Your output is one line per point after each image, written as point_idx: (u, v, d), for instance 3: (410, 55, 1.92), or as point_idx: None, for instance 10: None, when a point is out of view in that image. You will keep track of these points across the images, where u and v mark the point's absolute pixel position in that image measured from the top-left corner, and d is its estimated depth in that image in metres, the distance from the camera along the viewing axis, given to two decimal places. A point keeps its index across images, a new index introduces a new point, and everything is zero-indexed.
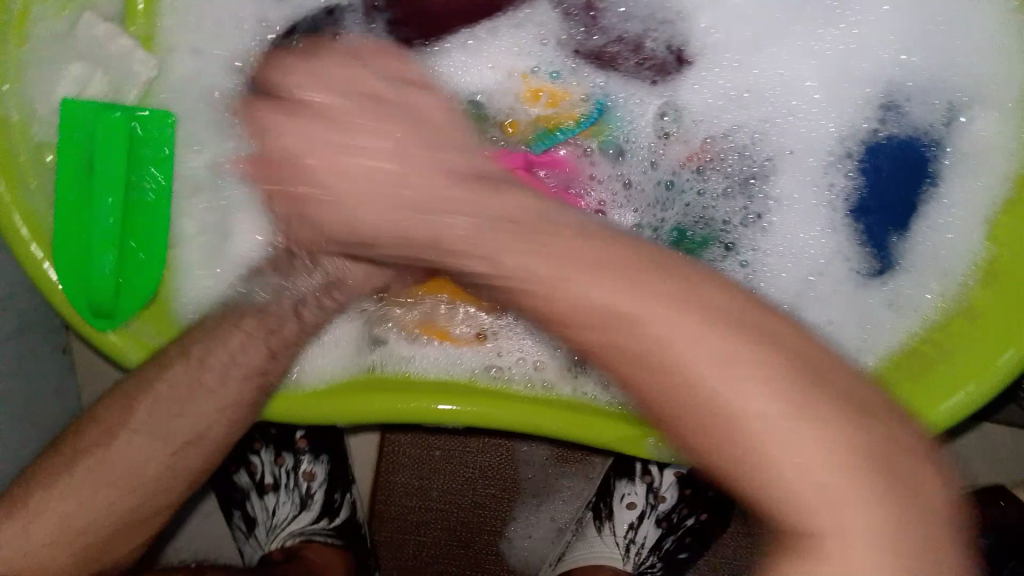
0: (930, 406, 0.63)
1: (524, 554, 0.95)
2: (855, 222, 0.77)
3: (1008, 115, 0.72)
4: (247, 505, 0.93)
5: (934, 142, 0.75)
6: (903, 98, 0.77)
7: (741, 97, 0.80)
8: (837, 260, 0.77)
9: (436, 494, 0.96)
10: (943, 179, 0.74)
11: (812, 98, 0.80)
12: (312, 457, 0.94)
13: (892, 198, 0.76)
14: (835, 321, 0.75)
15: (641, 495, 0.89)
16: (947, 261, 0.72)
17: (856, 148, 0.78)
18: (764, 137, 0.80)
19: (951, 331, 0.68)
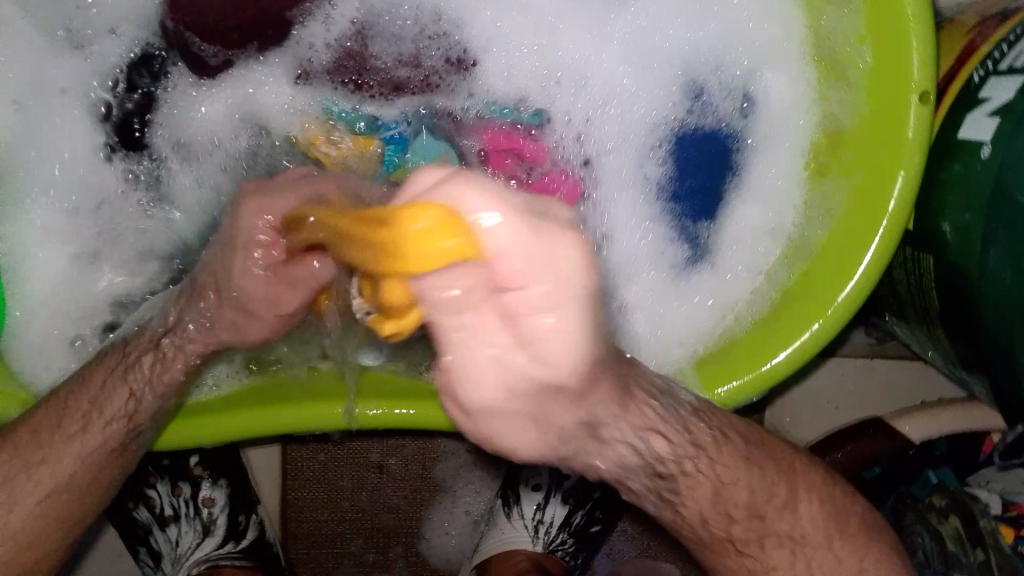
0: (754, 364, 0.65)
1: (443, 550, 0.98)
2: (675, 212, 0.76)
3: (795, 78, 0.71)
4: (150, 540, 0.88)
5: (731, 133, 0.75)
6: (703, 88, 0.76)
7: (553, 79, 0.78)
8: (664, 245, 0.75)
9: (347, 504, 0.95)
10: (743, 161, 0.74)
11: (622, 85, 0.77)
12: (211, 482, 0.88)
13: (696, 180, 0.75)
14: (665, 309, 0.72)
15: (545, 475, 0.91)
16: (761, 224, 0.71)
17: (667, 131, 0.77)
18: (593, 123, 0.78)
19: (777, 307, 0.67)
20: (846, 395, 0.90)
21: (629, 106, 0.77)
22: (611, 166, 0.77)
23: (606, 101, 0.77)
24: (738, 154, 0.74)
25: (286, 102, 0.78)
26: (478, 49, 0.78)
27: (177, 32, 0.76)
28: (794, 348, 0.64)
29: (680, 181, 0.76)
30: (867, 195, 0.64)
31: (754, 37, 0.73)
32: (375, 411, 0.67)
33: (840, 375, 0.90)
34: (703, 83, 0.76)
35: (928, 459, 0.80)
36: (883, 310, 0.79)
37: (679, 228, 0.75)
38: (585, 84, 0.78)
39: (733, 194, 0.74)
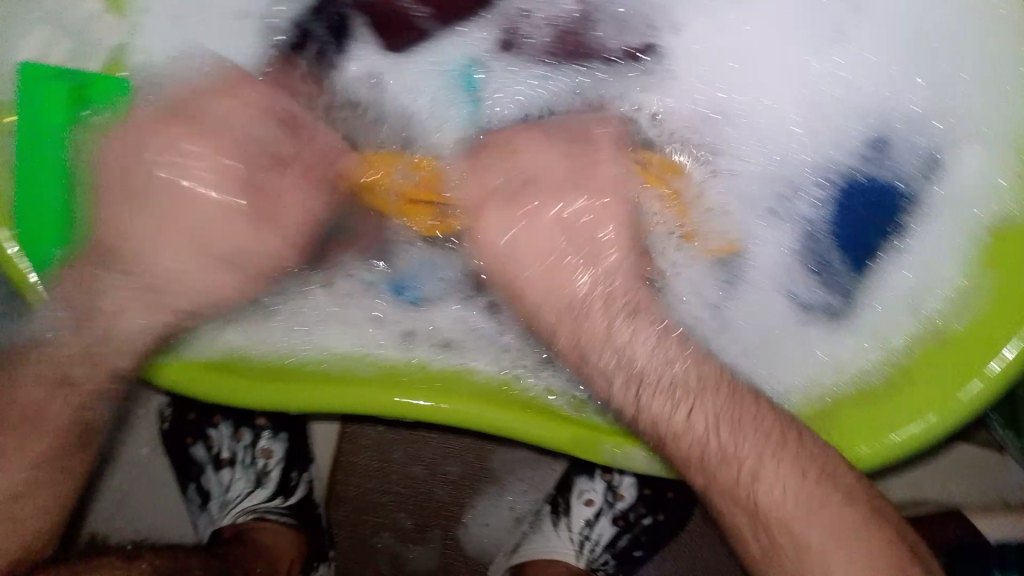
0: (877, 436, 0.61)
1: (479, 541, 0.97)
2: (829, 261, 0.69)
3: (996, 151, 0.63)
4: (201, 478, 0.88)
5: (910, 194, 0.67)
6: (890, 139, 0.67)
7: (711, 114, 0.71)
8: (797, 287, 0.70)
9: (395, 477, 0.95)
10: (911, 227, 0.66)
11: (788, 127, 0.71)
12: (272, 433, 0.88)
13: (856, 233, 0.68)
14: (788, 343, 0.68)
15: (600, 492, 0.89)
16: (904, 298, 0.66)
17: (833, 177, 0.69)
18: (732, 144, 0.71)
19: (906, 386, 0.62)
20: None
21: (796, 151, 0.70)
22: (752, 215, 0.71)
23: (763, 134, 0.71)
24: (908, 217, 0.67)
25: (487, 71, 0.72)
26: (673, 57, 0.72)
27: None
28: (905, 435, 0.60)
29: (836, 231, 0.69)
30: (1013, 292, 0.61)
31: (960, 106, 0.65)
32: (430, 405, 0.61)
33: None
34: (886, 138, 0.67)
35: (998, 559, 0.76)
36: (990, 409, 0.77)
37: (824, 276, 0.69)
38: (755, 121, 0.71)
39: (893, 258, 0.67)
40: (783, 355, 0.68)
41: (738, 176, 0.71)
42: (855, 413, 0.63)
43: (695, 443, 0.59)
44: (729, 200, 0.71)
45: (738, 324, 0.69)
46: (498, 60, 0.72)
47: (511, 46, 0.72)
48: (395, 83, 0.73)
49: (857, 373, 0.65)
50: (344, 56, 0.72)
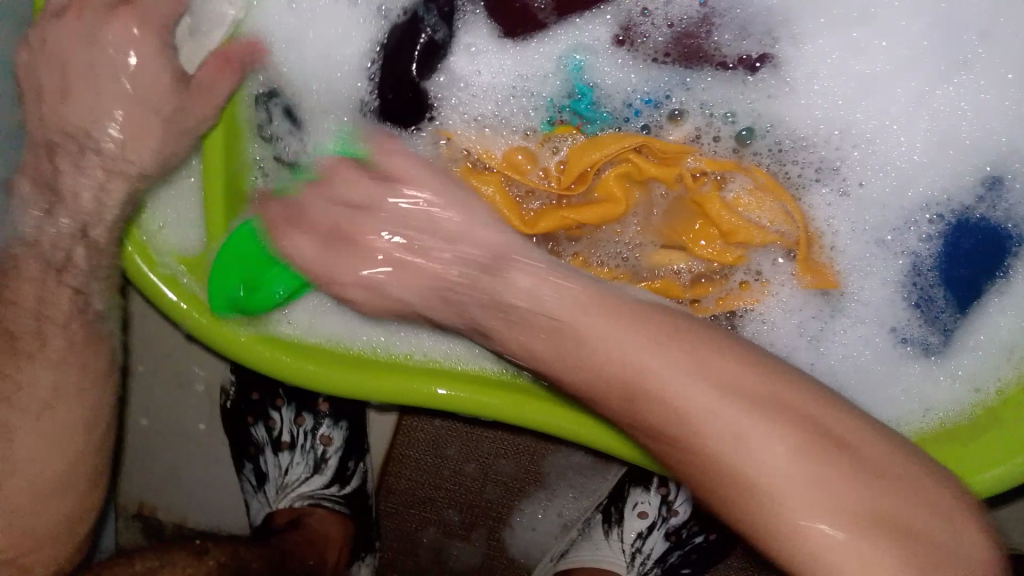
0: (972, 473, 0.60)
1: (524, 544, 0.97)
2: (930, 298, 0.66)
3: None
4: (259, 459, 0.87)
5: (1020, 237, 0.64)
6: (1008, 177, 0.64)
7: (829, 133, 0.65)
8: (893, 321, 0.67)
9: (446, 474, 0.95)
10: (1016, 271, 0.65)
11: (909, 155, 0.65)
12: (332, 421, 0.87)
13: (962, 272, 0.65)
14: (874, 376, 0.67)
15: (654, 505, 0.89)
16: (998, 342, 0.66)
17: (948, 212, 0.65)
18: (844, 167, 0.65)
19: (996, 430, 0.62)
20: None
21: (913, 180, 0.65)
22: (857, 246, 0.66)
23: (880, 162, 0.65)
24: (1014, 260, 0.65)
25: (601, 65, 0.64)
26: (798, 68, 0.64)
27: None
28: (993, 477, 0.60)
29: (942, 268, 0.65)
30: None
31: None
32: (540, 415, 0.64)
33: None
34: (1005, 176, 0.64)
35: None
36: None
37: (924, 313, 0.66)
38: (875, 143, 0.65)
39: (993, 300, 0.65)
40: (873, 389, 0.67)
41: (844, 203, 0.66)
42: (941, 451, 0.63)
43: (727, 426, 0.50)
44: (835, 230, 0.66)
45: (828, 355, 0.67)
46: (612, 55, 0.64)
47: (629, 44, 0.64)
48: (501, 72, 0.64)
49: (945, 416, 0.66)
50: (453, 41, 0.63)
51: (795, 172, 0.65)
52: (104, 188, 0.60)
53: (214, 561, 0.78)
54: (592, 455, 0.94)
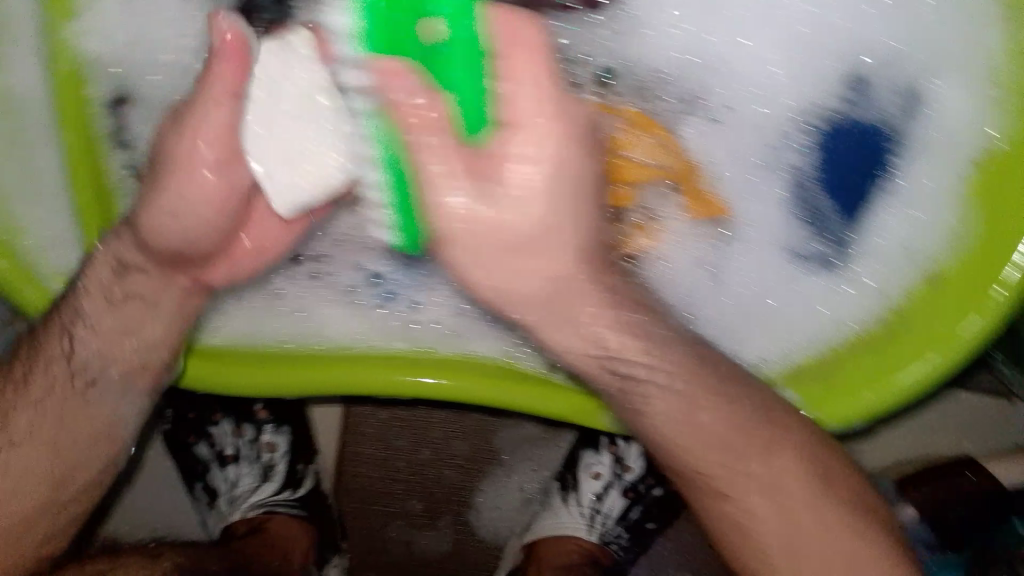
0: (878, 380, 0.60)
1: (491, 524, 0.97)
2: (818, 209, 0.68)
3: (977, 80, 0.61)
4: (208, 477, 0.88)
5: (892, 134, 0.65)
6: (871, 77, 0.66)
7: (687, 63, 0.68)
8: (787, 239, 0.68)
9: (401, 465, 0.95)
10: (900, 167, 0.65)
11: (770, 73, 0.67)
12: (274, 427, 0.87)
13: (844, 177, 0.67)
14: (778, 294, 0.68)
15: (607, 465, 0.88)
16: (897, 241, 0.65)
17: (819, 121, 0.67)
18: (709, 95, 0.68)
19: (902, 328, 0.62)
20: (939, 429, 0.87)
21: (773, 96, 0.68)
22: (738, 169, 0.69)
23: (743, 84, 0.68)
24: (893, 158, 0.65)
25: None
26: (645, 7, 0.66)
27: None
28: (906, 375, 0.60)
29: (823, 178, 0.67)
30: (1006, 228, 0.59)
31: (928, 40, 0.64)
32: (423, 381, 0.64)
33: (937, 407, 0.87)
34: (868, 76, 0.66)
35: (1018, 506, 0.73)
36: None
37: (816, 225, 0.68)
38: (732, 66, 0.68)
39: (883, 201, 0.66)
40: (778, 311, 0.67)
41: (718, 131, 0.68)
42: (851, 364, 0.62)
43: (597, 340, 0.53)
44: (715, 157, 0.69)
45: (731, 280, 0.68)
46: None
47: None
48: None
49: (856, 325, 0.64)
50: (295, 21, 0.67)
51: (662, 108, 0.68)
52: (113, 277, 0.59)
53: (171, 561, 0.74)
54: (541, 423, 0.95)
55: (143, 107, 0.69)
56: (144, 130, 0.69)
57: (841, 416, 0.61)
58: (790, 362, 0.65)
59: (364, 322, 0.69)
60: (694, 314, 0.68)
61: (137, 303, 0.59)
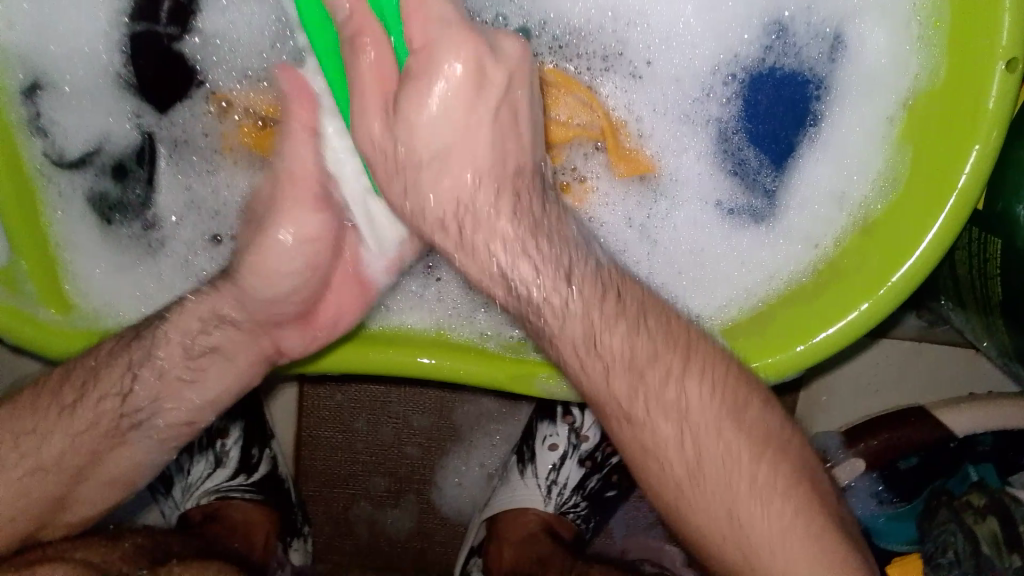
0: (810, 330, 0.59)
1: (456, 501, 0.96)
2: (746, 161, 0.67)
3: (898, 19, 0.60)
4: (161, 466, 0.87)
5: (817, 80, 0.64)
6: (791, 22, 0.64)
7: (603, 18, 0.66)
8: (715, 193, 0.68)
9: (361, 446, 0.94)
10: (826, 114, 0.64)
11: (690, 24, 0.66)
12: (227, 413, 0.87)
13: (770, 128, 0.66)
14: (710, 251, 0.67)
15: (563, 435, 0.87)
16: (827, 189, 0.64)
17: (741, 71, 0.66)
18: (627, 50, 0.67)
19: (832, 277, 0.61)
20: (892, 383, 0.86)
21: (692, 46, 0.66)
22: (662, 125, 0.67)
23: (661, 37, 0.66)
24: (818, 105, 0.64)
25: None
26: None
27: None
28: (840, 329, 0.58)
29: (749, 129, 0.66)
30: (934, 168, 0.58)
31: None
32: (416, 359, 0.64)
33: (886, 359, 0.86)
34: (788, 22, 0.64)
35: (969, 452, 0.75)
36: (939, 294, 0.74)
37: (743, 177, 0.67)
38: (649, 19, 0.66)
39: (809, 149, 0.65)
40: (710, 268, 0.66)
41: (638, 87, 0.67)
42: (783, 315, 0.61)
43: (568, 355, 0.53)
44: (639, 114, 0.67)
45: (664, 239, 0.68)
46: None
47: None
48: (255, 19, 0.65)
49: (788, 278, 0.64)
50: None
51: (577, 67, 0.67)
52: (199, 328, 0.61)
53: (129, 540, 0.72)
54: (499, 398, 0.94)
55: (54, 93, 0.64)
56: (61, 118, 0.65)
57: (775, 370, 0.59)
58: (723, 319, 0.64)
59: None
60: (624, 274, 0.67)
61: (215, 358, 0.62)
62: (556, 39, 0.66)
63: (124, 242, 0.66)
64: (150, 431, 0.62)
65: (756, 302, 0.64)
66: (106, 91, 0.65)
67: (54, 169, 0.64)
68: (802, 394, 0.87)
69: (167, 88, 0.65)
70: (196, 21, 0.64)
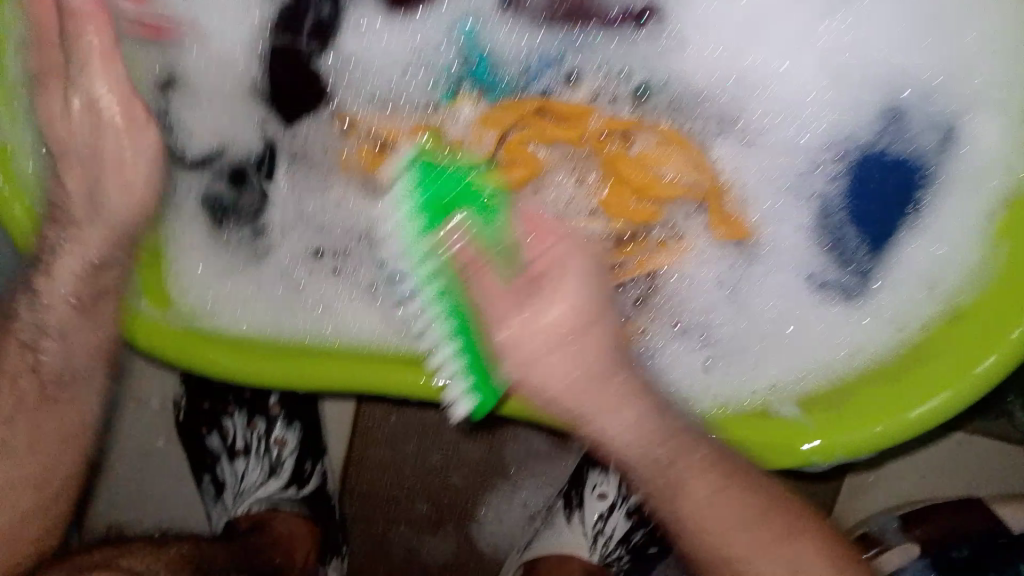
0: (900, 411, 0.59)
1: (493, 538, 0.96)
2: (842, 237, 0.68)
3: (1011, 123, 0.62)
4: (217, 469, 0.88)
5: (923, 169, 0.65)
6: (904, 111, 0.66)
7: (722, 86, 0.69)
8: (807, 266, 0.69)
9: (408, 472, 0.94)
10: (928, 201, 0.65)
11: (805, 101, 0.68)
12: (285, 423, 0.87)
13: (871, 207, 0.67)
14: (797, 320, 0.68)
15: (614, 486, 0.88)
16: (920, 275, 0.65)
17: (849, 151, 0.68)
18: (740, 119, 0.69)
19: (920, 361, 0.62)
20: (950, 472, 0.86)
21: (806, 122, 0.68)
22: (764, 193, 0.69)
23: (776, 111, 0.69)
24: (921, 193, 0.66)
25: (492, 36, 0.67)
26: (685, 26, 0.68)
27: None
28: (926, 411, 0.59)
29: (850, 207, 0.68)
30: None
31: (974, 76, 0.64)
32: (440, 385, 0.62)
33: (946, 449, 0.86)
34: (902, 109, 0.66)
35: None
36: None
37: (838, 254, 0.68)
38: (769, 88, 0.69)
39: (908, 234, 0.66)
40: (796, 337, 0.68)
41: (746, 155, 0.69)
42: (868, 392, 0.62)
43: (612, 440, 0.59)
44: (742, 180, 0.69)
45: (753, 305, 0.69)
46: (501, 26, 0.67)
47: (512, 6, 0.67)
48: (389, 45, 0.68)
49: (874, 356, 0.65)
50: (341, 18, 0.67)
51: (689, 128, 0.69)
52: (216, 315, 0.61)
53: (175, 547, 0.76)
54: (550, 439, 0.94)
55: (187, 92, 0.67)
56: (190, 117, 0.68)
57: (852, 448, 0.60)
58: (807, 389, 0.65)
59: (383, 321, 0.67)
60: (707, 337, 0.69)
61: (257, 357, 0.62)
62: (676, 100, 0.69)
63: (232, 245, 0.68)
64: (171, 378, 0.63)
65: (840, 376, 0.65)
66: (239, 100, 0.68)
67: (176, 167, 0.67)
68: (855, 475, 0.87)
69: (297, 99, 0.67)
70: (336, 43, 0.67)
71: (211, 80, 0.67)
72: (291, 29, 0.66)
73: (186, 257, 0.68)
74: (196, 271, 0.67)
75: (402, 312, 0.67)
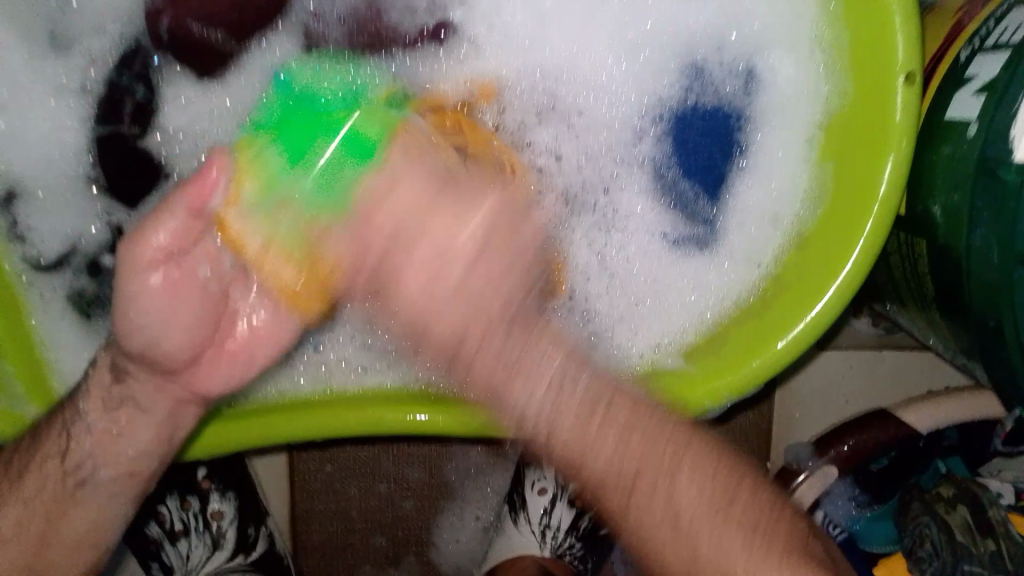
0: (764, 343, 0.62)
1: (453, 559, 0.98)
2: (681, 194, 0.71)
3: (800, 53, 0.66)
4: (160, 555, 0.89)
5: (736, 113, 0.69)
6: (704, 62, 0.69)
7: (536, 75, 0.72)
8: (660, 227, 0.72)
9: (355, 514, 0.95)
10: (749, 143, 0.69)
11: (613, 74, 0.71)
12: (220, 494, 0.89)
13: (699, 160, 0.71)
14: (661, 277, 0.71)
15: (550, 479, 0.89)
16: (760, 212, 0.68)
17: (667, 112, 0.71)
18: (557, 101, 0.72)
19: (776, 291, 0.65)
20: (854, 385, 0.89)
21: (621, 92, 0.71)
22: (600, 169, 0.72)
23: (589, 87, 0.72)
24: (740, 135, 0.69)
25: None
26: (482, 28, 0.71)
27: (174, 32, 0.67)
28: (790, 336, 0.62)
29: (679, 165, 0.71)
30: (854, 178, 0.62)
31: (751, 19, 0.68)
32: (410, 416, 0.67)
33: (844, 363, 0.89)
34: (702, 62, 0.69)
35: (938, 448, 0.78)
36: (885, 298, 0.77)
37: (681, 209, 0.71)
38: (576, 71, 0.72)
39: (739, 176, 0.69)
40: (664, 296, 0.70)
41: (579, 137, 0.72)
42: (739, 330, 0.65)
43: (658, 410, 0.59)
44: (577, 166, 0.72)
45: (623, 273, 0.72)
46: None
47: (315, 47, 0.69)
48: (205, 111, 0.70)
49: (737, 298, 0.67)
50: (157, 96, 0.69)
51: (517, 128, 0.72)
52: None
53: None
54: (486, 450, 0.95)
55: (31, 199, 0.69)
56: (37, 222, 0.69)
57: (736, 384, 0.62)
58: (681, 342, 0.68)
59: (280, 372, 0.71)
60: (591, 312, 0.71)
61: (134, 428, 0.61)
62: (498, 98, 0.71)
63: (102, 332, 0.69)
64: (110, 470, 0.62)
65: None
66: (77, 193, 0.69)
67: (33, 274, 0.68)
68: (779, 394, 0.90)
69: (135, 185, 0.69)
70: (158, 118, 0.69)
71: (47, 181, 0.69)
72: (113, 117, 0.68)
73: (59, 347, 0.68)
74: (72, 358, 0.68)
75: (305, 362, 0.73)
